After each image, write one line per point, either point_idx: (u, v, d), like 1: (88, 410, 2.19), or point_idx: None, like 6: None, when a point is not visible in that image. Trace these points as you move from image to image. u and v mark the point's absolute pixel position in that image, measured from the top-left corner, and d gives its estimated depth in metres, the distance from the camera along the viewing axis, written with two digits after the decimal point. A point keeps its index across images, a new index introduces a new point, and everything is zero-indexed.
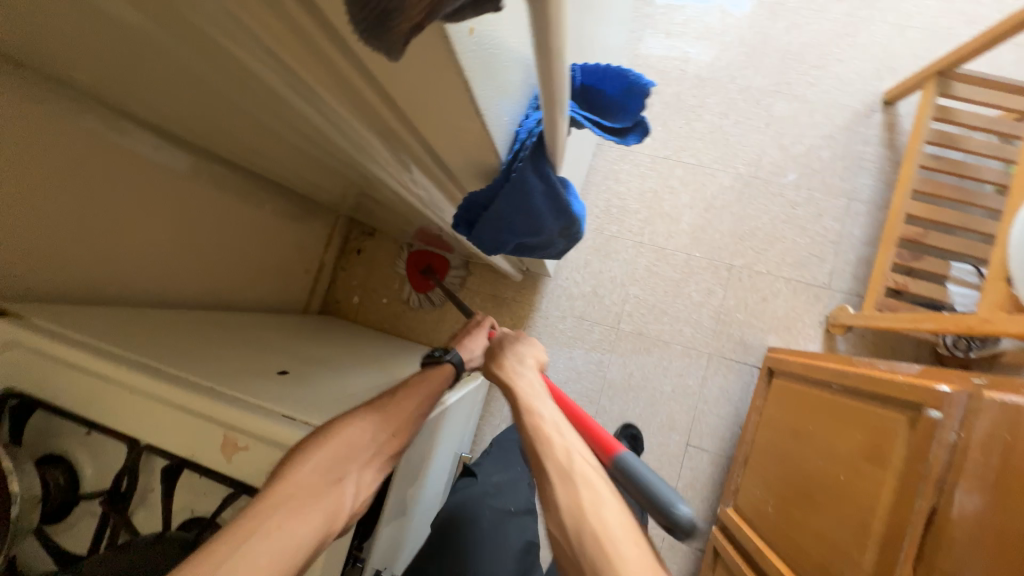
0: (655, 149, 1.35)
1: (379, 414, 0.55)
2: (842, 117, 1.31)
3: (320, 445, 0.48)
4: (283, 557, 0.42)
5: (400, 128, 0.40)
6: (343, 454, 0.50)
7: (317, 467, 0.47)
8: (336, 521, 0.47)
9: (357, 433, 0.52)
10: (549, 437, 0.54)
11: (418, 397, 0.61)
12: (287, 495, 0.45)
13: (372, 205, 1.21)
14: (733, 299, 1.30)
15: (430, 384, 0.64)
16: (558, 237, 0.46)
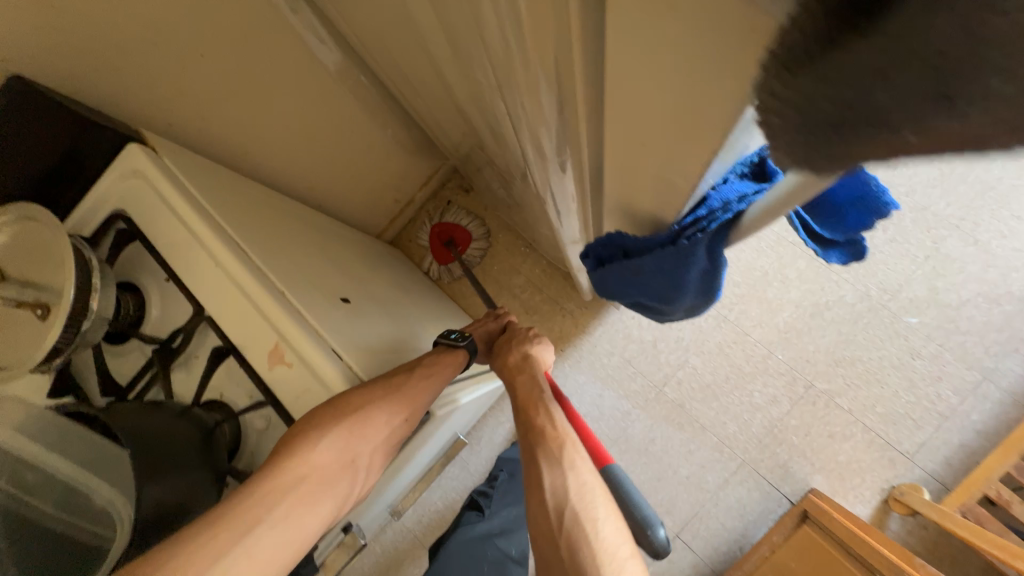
0: (786, 230, 1.21)
1: (392, 393, 0.49)
2: (1020, 286, 1.10)
3: (335, 425, 0.46)
4: (288, 548, 0.41)
5: (576, 136, 0.36)
6: (349, 434, 0.46)
7: (328, 449, 0.45)
8: (344, 504, 0.47)
9: (365, 411, 0.47)
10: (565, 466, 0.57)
11: (433, 387, 0.53)
12: (298, 478, 0.44)
13: (483, 167, 1.19)
14: (796, 419, 1.16)
15: (444, 366, 0.56)
16: (680, 311, 0.40)
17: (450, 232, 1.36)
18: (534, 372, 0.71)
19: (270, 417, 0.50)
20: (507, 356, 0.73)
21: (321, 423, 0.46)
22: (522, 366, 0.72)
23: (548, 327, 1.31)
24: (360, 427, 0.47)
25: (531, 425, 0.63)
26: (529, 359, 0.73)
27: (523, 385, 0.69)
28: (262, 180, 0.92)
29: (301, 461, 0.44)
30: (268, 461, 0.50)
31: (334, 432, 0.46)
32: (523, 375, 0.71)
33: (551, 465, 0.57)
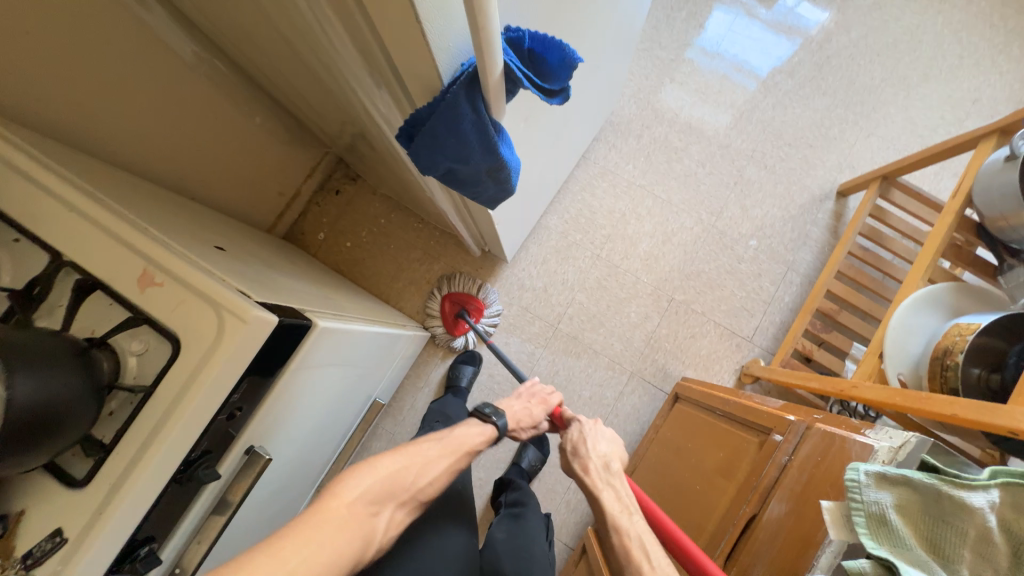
0: (633, 176, 1.45)
1: (413, 459, 0.68)
2: (800, 195, 1.44)
3: (372, 477, 0.62)
4: (330, 564, 0.53)
5: (374, 45, 0.47)
6: (390, 488, 0.63)
7: (362, 496, 0.60)
8: (367, 549, 0.59)
9: (399, 471, 0.65)
10: (638, 563, 0.64)
11: (450, 458, 0.73)
12: (335, 514, 0.57)
13: (360, 149, 1.26)
14: (666, 329, 1.39)
15: (469, 434, 0.78)
16: (484, 176, 0.52)
17: (460, 303, 1.36)
18: (613, 479, 0.77)
19: (149, 336, 0.54)
20: (581, 462, 0.80)
21: (361, 472, 0.62)
22: (606, 482, 0.77)
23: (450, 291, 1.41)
24: (238, 322, 0.52)
25: (604, 524, 0.71)
26: (608, 470, 0.78)
27: (614, 501, 0.73)
28: (132, 169, 0.92)
29: (337, 498, 0.58)
30: (153, 375, 0.54)
31: (370, 484, 0.62)
32: (603, 484, 0.77)
33: (612, 524, 0.70)
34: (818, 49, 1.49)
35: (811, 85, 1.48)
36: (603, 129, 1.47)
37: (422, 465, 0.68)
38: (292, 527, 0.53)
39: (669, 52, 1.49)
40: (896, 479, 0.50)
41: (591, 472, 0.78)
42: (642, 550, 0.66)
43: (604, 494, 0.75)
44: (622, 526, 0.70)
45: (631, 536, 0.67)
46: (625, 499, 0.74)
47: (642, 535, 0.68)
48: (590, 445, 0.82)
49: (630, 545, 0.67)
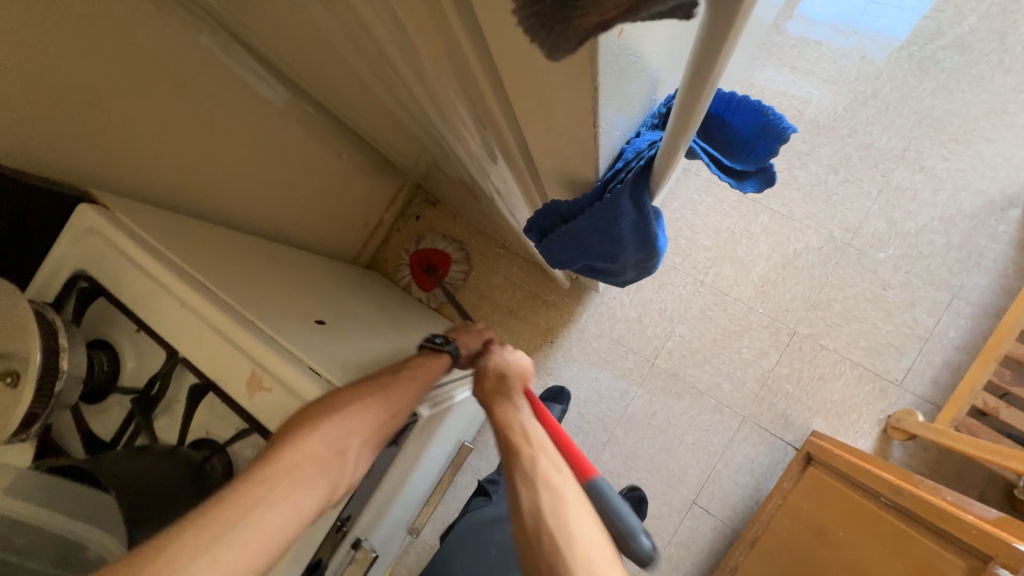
0: (744, 188, 1.25)
1: (381, 394, 0.51)
2: (971, 203, 1.15)
3: (322, 424, 0.46)
4: (285, 525, 0.42)
5: (499, 126, 0.38)
6: (345, 428, 0.48)
7: (321, 442, 0.46)
8: (335, 492, 0.47)
9: (353, 405, 0.49)
10: (547, 471, 0.57)
11: (421, 386, 0.57)
12: (292, 466, 0.44)
13: (442, 179, 1.21)
14: (787, 368, 1.19)
15: (430, 368, 0.60)
16: (629, 268, 0.42)
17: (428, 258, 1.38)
18: (513, 391, 0.69)
19: (261, 445, 0.51)
20: (484, 373, 0.72)
21: (310, 423, 0.46)
22: (502, 384, 0.70)
23: (534, 322, 1.33)
24: None
25: (505, 439, 0.63)
26: (505, 383, 0.70)
27: (502, 405, 0.67)
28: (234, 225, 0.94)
29: (288, 452, 0.45)
30: None
31: (326, 427, 0.46)
32: (501, 396, 0.69)
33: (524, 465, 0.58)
34: (1000, 12, 1.16)
35: (988, 60, 1.16)
36: None
37: (371, 387, 0.51)
38: (219, 503, 0.40)
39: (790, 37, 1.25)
40: None
41: (485, 380, 0.71)
42: (520, 444, 0.61)
43: (506, 394, 0.68)
44: (532, 436, 0.62)
45: (516, 429, 0.63)
46: (508, 396, 0.68)
47: (518, 427, 0.63)
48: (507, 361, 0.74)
49: (523, 445, 0.61)
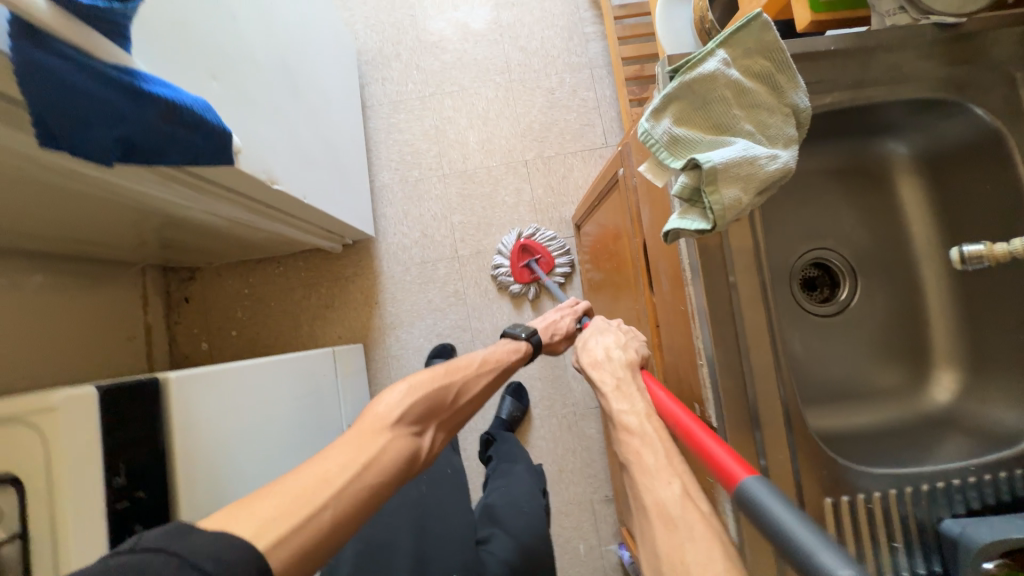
0: (419, 91, 1.44)
1: (444, 380, 0.72)
2: (556, 5, 1.48)
3: (412, 399, 0.66)
4: (382, 476, 0.54)
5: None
6: (429, 410, 0.67)
7: (403, 412, 0.63)
8: (417, 459, 0.62)
9: (438, 390, 0.70)
10: (647, 466, 0.49)
11: (486, 376, 0.79)
12: (381, 432, 0.60)
13: (169, 248, 1.18)
14: (541, 188, 1.43)
15: (503, 354, 0.85)
16: (166, 126, 0.49)
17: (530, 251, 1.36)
18: (612, 363, 0.66)
19: None
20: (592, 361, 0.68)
21: (398, 393, 0.66)
22: (620, 377, 0.63)
23: (351, 299, 1.38)
24: (49, 412, 0.47)
25: (608, 424, 0.58)
26: (602, 360, 0.67)
27: (613, 392, 0.61)
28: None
29: (382, 418, 0.61)
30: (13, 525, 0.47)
31: (411, 407, 0.65)
32: (604, 381, 0.64)
33: (635, 460, 0.50)
34: None
35: None
36: (365, 74, 1.45)
37: (461, 387, 0.74)
38: (346, 443, 0.55)
39: None
40: (658, 99, 0.52)
41: (598, 371, 0.66)
42: (648, 438, 0.53)
43: (620, 383, 0.62)
44: (629, 425, 0.55)
45: (634, 428, 0.54)
46: (630, 391, 0.61)
47: (643, 412, 0.56)
48: (595, 338, 0.73)
49: (644, 435, 0.53)
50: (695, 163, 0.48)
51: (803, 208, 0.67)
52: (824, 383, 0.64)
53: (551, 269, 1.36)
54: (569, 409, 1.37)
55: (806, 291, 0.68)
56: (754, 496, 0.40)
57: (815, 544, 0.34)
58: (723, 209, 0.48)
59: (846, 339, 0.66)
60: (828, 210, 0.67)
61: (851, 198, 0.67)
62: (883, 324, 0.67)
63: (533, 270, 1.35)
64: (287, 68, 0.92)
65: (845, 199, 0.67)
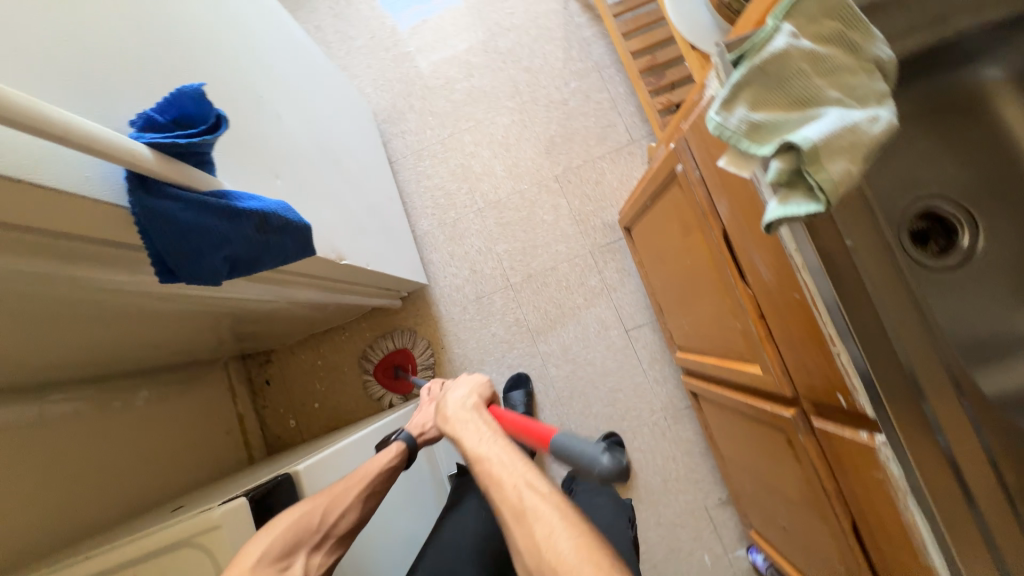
0: (438, 135, 1.48)
1: (324, 497, 0.60)
2: (550, 19, 1.49)
3: (271, 534, 0.52)
4: None
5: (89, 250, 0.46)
6: (296, 542, 0.54)
7: (269, 553, 0.50)
8: None
9: (300, 517, 0.55)
10: (500, 480, 0.62)
11: (363, 485, 0.65)
12: None
13: (248, 338, 1.24)
14: (576, 199, 1.41)
15: (390, 455, 0.73)
16: (262, 234, 0.52)
17: (392, 363, 1.39)
18: (470, 413, 0.76)
19: None
20: (448, 416, 0.77)
21: (261, 536, 0.51)
22: (468, 420, 0.74)
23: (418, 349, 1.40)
24: (213, 532, 0.49)
25: (467, 455, 0.69)
26: (461, 409, 0.78)
27: (470, 430, 0.72)
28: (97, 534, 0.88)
29: (237, 566, 0.48)
30: None
31: (274, 541, 0.52)
32: (461, 422, 0.75)
33: (494, 482, 0.63)
34: None
35: None
36: (384, 132, 1.50)
37: (337, 498, 0.61)
38: None
39: (367, 39, 1.54)
40: (728, 89, 0.50)
41: (458, 417, 0.76)
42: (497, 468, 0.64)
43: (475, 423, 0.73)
44: (483, 452, 0.67)
45: (489, 456, 0.66)
46: (478, 425, 0.73)
47: (494, 442, 0.68)
48: (450, 394, 0.82)
49: (492, 458, 0.66)
50: (789, 144, 0.46)
51: (897, 159, 0.61)
52: (974, 340, 0.58)
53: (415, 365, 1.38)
54: (658, 415, 1.32)
55: (919, 245, 0.62)
56: (562, 446, 0.60)
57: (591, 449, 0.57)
58: (835, 185, 0.44)
59: (980, 287, 0.60)
60: (924, 155, 0.62)
61: (947, 137, 0.61)
62: (1020, 261, 0.60)
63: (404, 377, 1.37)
64: (326, 149, 0.96)
65: (941, 139, 0.62)
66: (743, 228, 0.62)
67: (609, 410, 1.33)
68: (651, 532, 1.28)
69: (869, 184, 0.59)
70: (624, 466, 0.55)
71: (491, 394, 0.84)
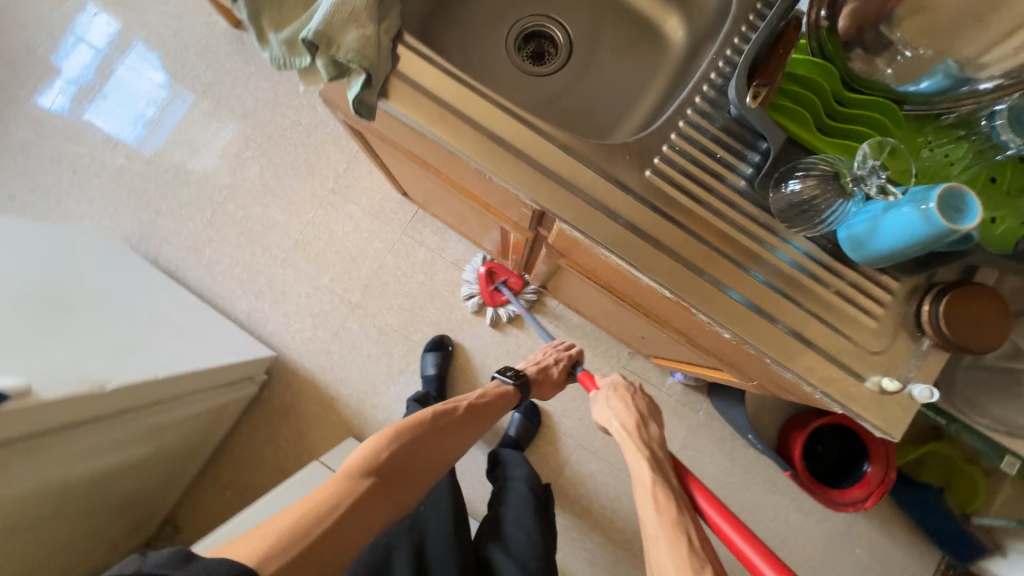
0: (203, 220, 1.43)
1: (439, 424, 0.85)
2: (236, 62, 1.47)
3: (397, 443, 0.78)
4: (355, 525, 0.68)
5: None
6: (415, 452, 0.79)
7: (391, 455, 0.76)
8: (398, 504, 0.75)
9: (416, 429, 0.81)
10: (683, 540, 0.64)
11: (476, 417, 0.91)
12: (375, 478, 0.73)
13: (133, 516, 1.12)
14: (362, 196, 1.42)
15: (496, 396, 0.98)
16: None
17: (495, 274, 1.34)
18: (648, 433, 0.81)
19: None
20: (627, 420, 0.83)
21: (397, 437, 0.78)
22: (654, 449, 0.77)
23: (309, 414, 1.34)
24: None
25: (631, 454, 0.77)
26: (644, 426, 0.82)
27: (647, 463, 0.74)
28: None
29: (375, 459, 0.74)
30: None
31: (401, 446, 0.78)
32: (645, 435, 0.80)
33: (676, 539, 0.64)
34: (88, 35, 1.49)
35: (129, 43, 1.49)
36: (150, 251, 1.41)
37: (444, 423, 0.86)
38: (327, 496, 0.69)
39: (78, 179, 1.45)
40: (251, 26, 0.52)
41: (636, 438, 0.79)
42: (664, 536, 0.65)
43: (655, 454, 0.76)
44: (663, 498, 0.69)
45: (669, 504, 0.68)
46: (663, 464, 0.75)
47: (672, 497, 0.69)
48: (614, 401, 0.87)
49: (678, 510, 0.67)
50: (308, 43, 0.50)
51: (462, 21, 0.70)
52: (606, 112, 0.68)
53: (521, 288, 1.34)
54: (544, 323, 1.39)
55: (534, 66, 0.71)
56: None
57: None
58: (358, 52, 0.49)
59: (580, 74, 0.70)
60: (482, 6, 0.71)
61: None
62: (597, 35, 0.71)
63: (503, 291, 1.34)
64: (52, 296, 0.89)
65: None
66: (390, 135, 0.67)
67: (504, 347, 1.38)
68: None
69: (447, 59, 0.67)
70: None
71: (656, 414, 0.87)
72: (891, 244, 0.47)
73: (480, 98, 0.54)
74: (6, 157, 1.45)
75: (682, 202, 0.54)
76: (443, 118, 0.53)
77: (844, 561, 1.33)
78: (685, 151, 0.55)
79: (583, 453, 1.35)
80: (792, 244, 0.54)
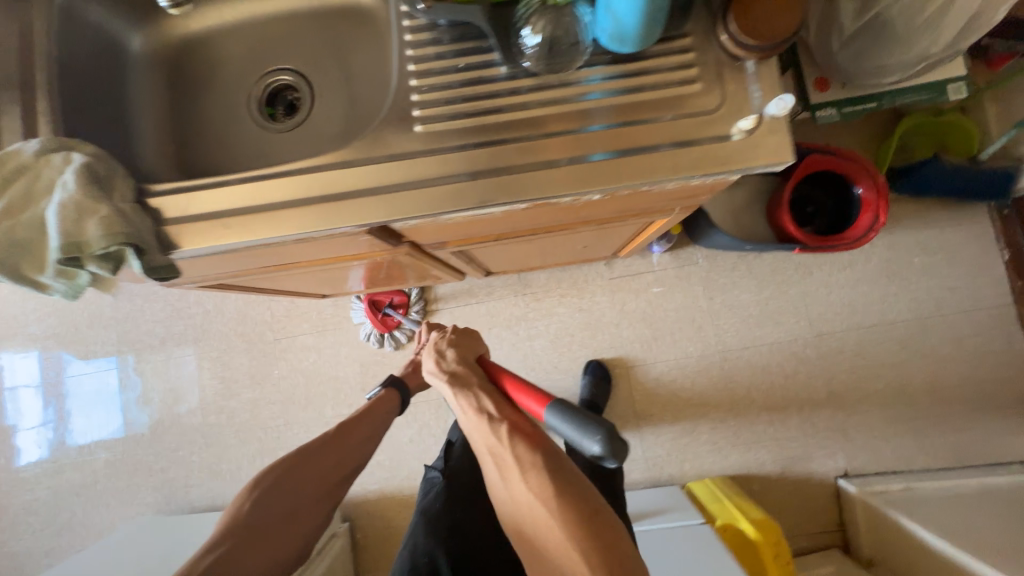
0: (201, 445, 1.44)
1: (321, 451, 0.81)
2: (124, 307, 1.50)
3: (258, 490, 0.74)
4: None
5: None
6: (297, 495, 0.76)
7: (257, 508, 0.72)
8: (281, 556, 0.73)
9: (292, 468, 0.77)
10: (502, 437, 0.60)
11: (372, 434, 0.87)
12: (249, 530, 0.71)
13: None
14: (302, 325, 1.44)
15: (380, 412, 0.89)
16: None
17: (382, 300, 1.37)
18: (452, 359, 0.71)
19: None
20: (437, 353, 0.73)
21: (263, 482, 0.75)
22: (462, 371, 0.69)
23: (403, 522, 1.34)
24: None
25: (445, 382, 0.68)
26: (452, 350, 0.73)
27: (456, 387, 0.67)
28: None
29: (241, 514, 0.72)
30: None
31: (271, 488, 0.75)
32: (464, 355, 0.72)
33: (495, 433, 0.60)
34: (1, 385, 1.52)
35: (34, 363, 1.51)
36: (184, 501, 1.43)
37: (322, 452, 0.81)
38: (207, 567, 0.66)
39: (86, 498, 1.47)
40: (17, 282, 0.51)
41: (444, 368, 0.70)
42: (477, 430, 0.62)
43: (461, 376, 0.68)
44: (480, 407, 0.63)
45: (480, 407, 0.63)
46: (469, 380, 0.67)
47: (483, 399, 0.64)
48: (432, 349, 0.74)
49: (492, 408, 0.62)
50: (65, 259, 0.49)
51: (209, 131, 0.70)
52: (371, 104, 0.67)
53: (408, 306, 1.37)
54: (519, 299, 1.38)
55: (291, 117, 0.70)
56: (555, 417, 0.55)
57: (585, 436, 0.51)
58: (108, 235, 0.48)
59: (330, 98, 0.70)
60: (211, 109, 0.70)
61: (206, 86, 0.71)
62: (316, 53, 0.71)
63: (391, 314, 1.36)
64: None
65: (203, 90, 0.71)
66: (224, 268, 0.66)
67: (506, 344, 1.37)
68: (623, 331, 1.34)
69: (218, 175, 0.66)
70: (622, 447, 0.50)
71: (472, 334, 0.78)
72: (638, 12, 0.44)
73: (242, 185, 0.53)
74: (21, 526, 1.48)
75: (466, 125, 0.52)
76: (227, 224, 0.53)
77: (915, 277, 1.27)
78: (435, 85, 0.53)
79: (636, 370, 1.33)
80: (589, 80, 0.52)
